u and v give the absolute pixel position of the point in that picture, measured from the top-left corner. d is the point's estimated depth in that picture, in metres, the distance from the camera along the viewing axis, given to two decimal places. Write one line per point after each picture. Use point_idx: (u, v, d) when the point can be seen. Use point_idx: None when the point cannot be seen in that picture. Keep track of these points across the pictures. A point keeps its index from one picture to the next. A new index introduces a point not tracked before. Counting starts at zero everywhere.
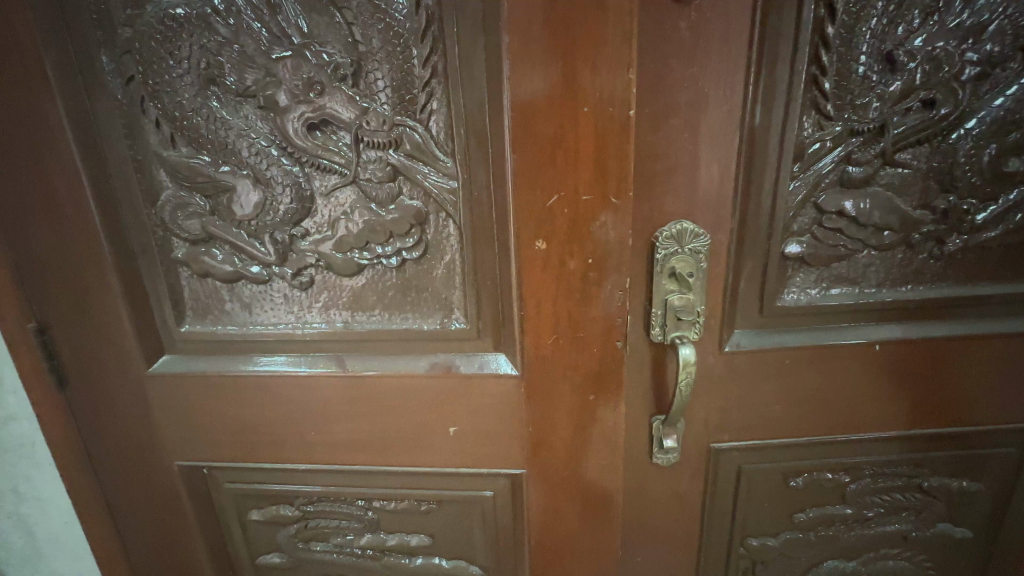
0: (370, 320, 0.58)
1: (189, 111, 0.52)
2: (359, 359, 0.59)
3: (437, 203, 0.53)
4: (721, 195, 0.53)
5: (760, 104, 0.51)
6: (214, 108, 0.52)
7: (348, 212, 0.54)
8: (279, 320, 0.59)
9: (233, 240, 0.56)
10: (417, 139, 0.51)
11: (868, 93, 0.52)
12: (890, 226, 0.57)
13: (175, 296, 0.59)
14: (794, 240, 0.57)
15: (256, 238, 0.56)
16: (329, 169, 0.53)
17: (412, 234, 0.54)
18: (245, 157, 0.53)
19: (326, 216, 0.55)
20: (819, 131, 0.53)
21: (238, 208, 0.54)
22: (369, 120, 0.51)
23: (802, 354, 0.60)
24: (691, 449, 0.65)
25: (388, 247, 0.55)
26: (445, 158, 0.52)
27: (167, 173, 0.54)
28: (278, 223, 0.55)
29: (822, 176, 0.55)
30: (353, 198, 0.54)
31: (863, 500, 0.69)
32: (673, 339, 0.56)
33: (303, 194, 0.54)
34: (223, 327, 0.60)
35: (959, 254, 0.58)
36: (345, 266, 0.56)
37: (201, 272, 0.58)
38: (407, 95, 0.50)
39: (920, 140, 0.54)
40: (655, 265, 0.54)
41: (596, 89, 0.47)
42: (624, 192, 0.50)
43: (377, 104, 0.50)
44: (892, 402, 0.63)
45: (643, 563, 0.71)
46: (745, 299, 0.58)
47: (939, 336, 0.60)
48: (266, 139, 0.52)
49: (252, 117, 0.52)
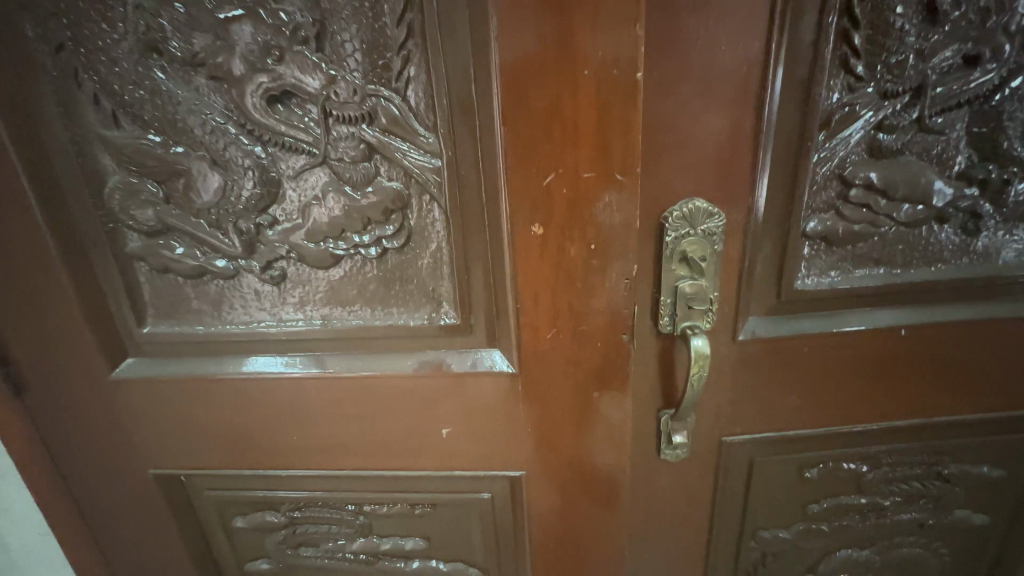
0: (352, 316, 0.53)
1: (131, 84, 0.45)
2: (341, 358, 0.54)
3: (419, 184, 0.47)
4: (737, 170, 0.48)
5: (782, 64, 0.45)
6: (160, 81, 0.45)
7: (320, 197, 0.48)
8: (251, 318, 0.54)
9: (192, 231, 0.50)
10: (394, 112, 0.45)
11: (905, 49, 0.46)
12: (922, 200, 0.51)
13: (136, 294, 0.53)
14: (816, 217, 0.51)
15: (217, 228, 0.50)
16: (296, 148, 0.47)
17: (392, 220, 0.49)
18: (199, 136, 0.47)
19: (296, 202, 0.49)
20: (848, 94, 0.47)
21: (197, 195, 0.49)
22: (338, 90, 0.45)
23: (821, 341, 0.56)
24: (700, 443, 0.61)
25: (366, 236, 0.49)
26: (427, 133, 0.46)
27: (113, 157, 0.48)
28: (241, 211, 0.49)
29: (849, 146, 0.49)
30: (324, 181, 0.48)
31: (879, 489, 0.66)
32: (684, 330, 0.51)
33: (268, 177, 0.48)
34: (190, 326, 0.55)
35: (995, 229, 0.54)
36: (319, 258, 0.50)
37: (162, 267, 0.52)
38: (379, 60, 0.44)
39: (959, 102, 0.48)
40: (664, 249, 0.49)
41: (599, 48, 0.40)
42: (631, 168, 0.44)
43: (346, 71, 0.44)
44: (915, 389, 0.59)
45: (649, 559, 0.68)
46: (762, 284, 0.53)
47: (968, 319, 0.56)
48: (221, 115, 0.46)
49: (204, 89, 0.45)
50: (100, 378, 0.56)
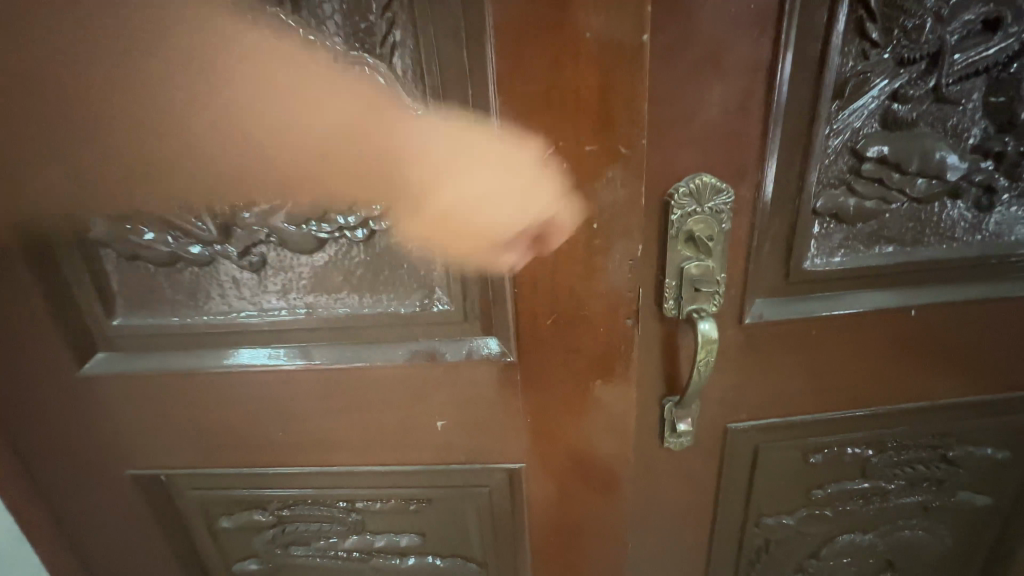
0: (339, 304, 0.50)
1: (87, 53, 0.41)
2: (329, 349, 0.51)
3: (408, 160, 0.44)
4: (745, 143, 0.45)
5: (795, 28, 0.42)
6: (118, 48, 0.41)
7: (301, 175, 0.45)
8: (231, 307, 0.50)
9: (163, 214, 0.46)
10: (379, 82, 0.42)
11: (924, 12, 0.43)
12: (936, 174, 0.49)
13: (92, 129, 0.43)
14: (827, 193, 0.49)
15: (190, 211, 0.46)
16: (273, 123, 0.43)
17: (379, 200, 0.45)
18: (165, 110, 0.43)
19: (274, 181, 0.45)
20: (863, 61, 0.44)
21: (166, 175, 0.45)
22: (317, 58, 0.41)
23: (829, 324, 0.54)
24: (704, 430, 0.59)
25: (351, 217, 0.46)
26: (416, 105, 0.42)
27: (70, 133, 0.44)
28: (215, 192, 0.45)
29: (862, 117, 0.46)
30: (305, 159, 0.44)
31: (883, 473, 0.65)
32: (690, 313, 0.49)
33: (243, 154, 0.44)
34: (165, 317, 0.51)
35: (1008, 204, 0.52)
36: (303, 243, 0.47)
37: (114, 93, 0.42)
38: (362, 24, 0.40)
39: (977, 70, 0.46)
40: (669, 228, 0.46)
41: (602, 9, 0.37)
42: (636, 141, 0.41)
43: (325, 37, 0.40)
44: (923, 370, 0.58)
45: (651, 548, 0.66)
46: (770, 264, 0.51)
47: (979, 298, 0.54)
48: (188, 86, 0.42)
49: (167, 57, 0.41)
50: (69, 375, 0.52)
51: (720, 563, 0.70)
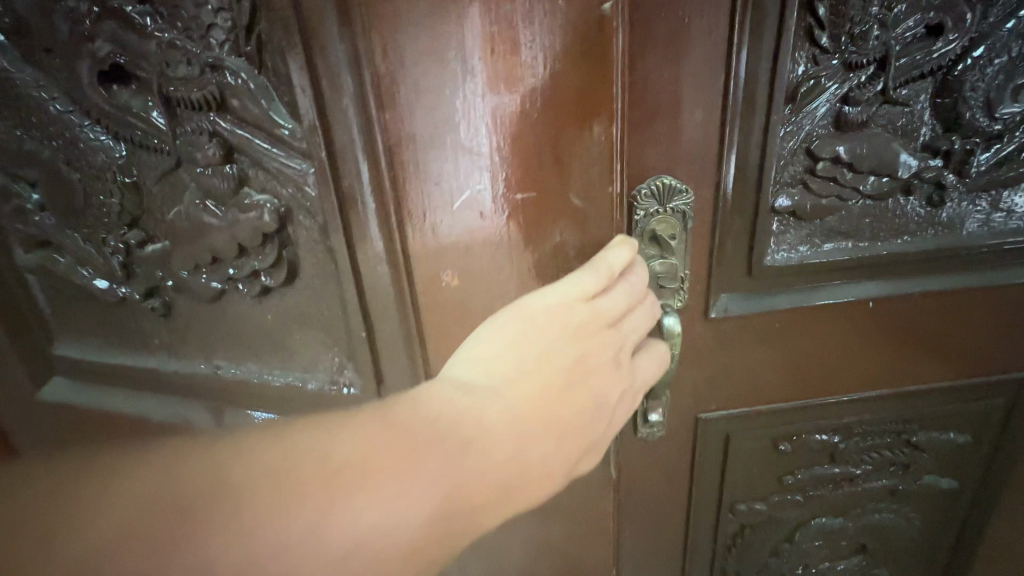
0: (296, 328, 0.58)
1: (28, 101, 0.53)
2: (292, 361, 0.60)
3: (295, 183, 0.49)
4: (705, 146, 0.48)
5: (748, 38, 0.44)
6: (49, 104, 0.52)
7: (188, 209, 0.53)
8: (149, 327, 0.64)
9: (82, 250, 0.60)
10: (243, 116, 0.48)
11: (870, 21, 0.45)
12: (888, 171, 0.51)
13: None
14: (784, 193, 0.52)
15: (98, 244, 0.59)
16: (156, 148, 0.51)
17: (269, 248, 0.53)
18: (80, 158, 0.55)
19: (166, 217, 0.55)
20: (814, 66, 0.47)
21: (76, 209, 0.58)
22: (188, 91, 0.47)
23: (791, 316, 0.56)
24: (677, 421, 0.61)
25: (245, 265, 0.54)
26: (289, 123, 0.46)
27: (11, 175, 0.58)
28: (114, 224, 0.57)
29: (815, 119, 0.49)
30: (225, 187, 0.51)
31: (851, 459, 0.68)
32: (656, 308, 0.52)
33: (136, 185, 0.54)
34: (113, 348, 0.67)
35: (959, 199, 0.54)
36: (277, 276, 0.54)
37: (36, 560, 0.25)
38: (205, 52, 0.45)
39: (923, 72, 0.48)
40: (635, 227, 0.49)
41: (497, 68, 0.39)
42: (590, 193, 0.44)
43: (196, 72, 0.47)
44: (883, 360, 0.61)
45: (632, 536, 0.69)
46: (732, 259, 0.53)
47: (935, 289, 0.57)
48: (97, 135, 0.53)
49: (76, 113, 0.52)
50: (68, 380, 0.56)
51: (697, 550, 0.73)
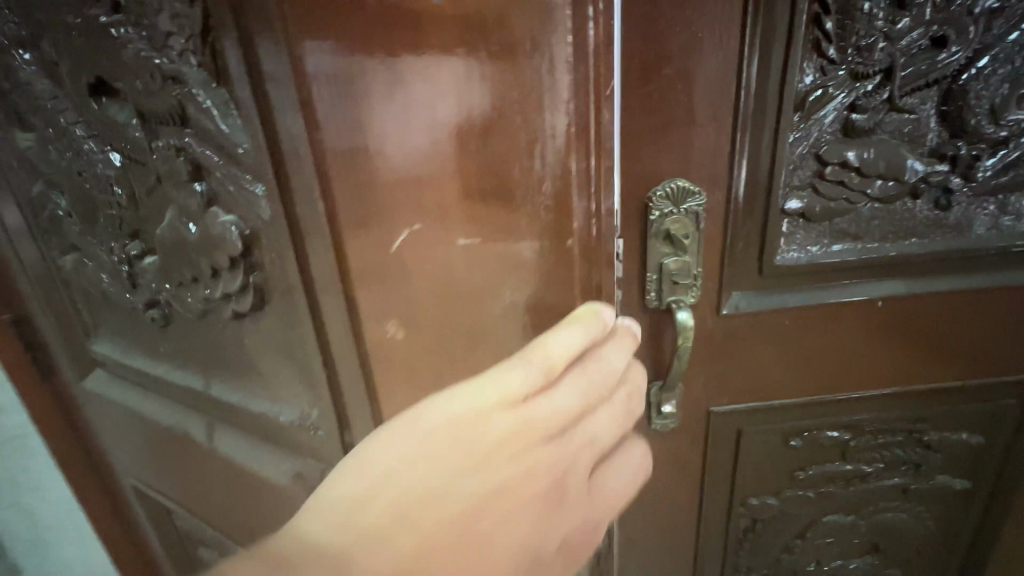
0: (267, 355, 0.56)
1: (48, 116, 0.56)
2: (268, 389, 0.58)
3: (254, 204, 0.46)
4: (717, 151, 0.51)
5: (758, 50, 0.48)
6: (63, 120, 0.55)
7: (168, 224, 0.52)
8: (152, 336, 0.64)
9: (98, 258, 0.62)
10: (204, 126, 0.45)
11: (875, 33, 0.48)
12: (894, 175, 0.54)
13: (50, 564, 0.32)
14: (794, 195, 0.54)
15: (107, 253, 0.61)
16: (141, 161, 0.51)
17: (236, 274, 0.50)
18: (88, 169, 0.57)
19: (154, 231, 0.55)
20: (822, 76, 0.50)
21: (90, 220, 0.60)
22: (160, 103, 0.46)
23: (801, 313, 0.59)
24: (689, 414, 0.64)
25: (219, 288, 0.53)
26: (243, 138, 0.43)
27: (38, 185, 0.62)
28: (118, 235, 0.59)
29: (823, 126, 0.52)
30: (196, 205, 0.49)
31: (862, 456, 0.70)
32: (669, 303, 0.55)
33: (131, 197, 0.55)
34: (123, 355, 0.68)
35: (967, 203, 0.56)
36: (244, 301, 0.52)
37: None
38: (167, 65, 0.44)
39: (928, 81, 0.51)
40: (650, 227, 0.52)
41: (456, 99, 0.38)
42: (557, 233, 0.43)
43: (163, 83, 0.45)
44: (893, 359, 0.63)
45: (645, 527, 0.71)
46: (744, 259, 0.56)
47: (944, 290, 0.59)
48: (99, 147, 0.54)
49: (81, 127, 0.54)
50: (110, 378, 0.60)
51: (709, 543, 0.75)
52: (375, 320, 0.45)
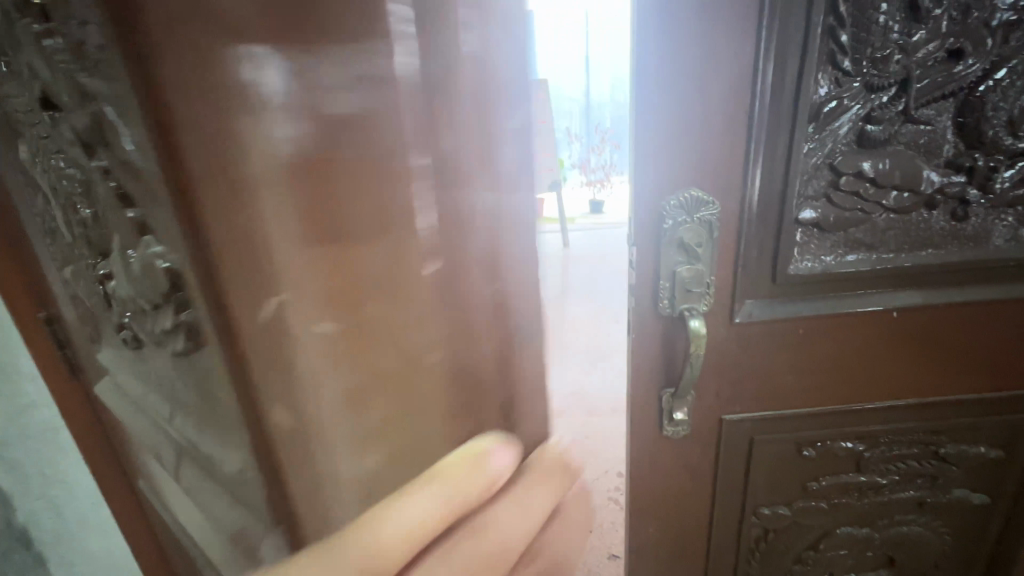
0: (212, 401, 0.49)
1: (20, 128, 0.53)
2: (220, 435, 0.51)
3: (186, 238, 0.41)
4: (731, 160, 0.51)
5: (773, 62, 0.48)
6: (32, 130, 0.52)
7: (117, 249, 0.48)
8: (112, 363, 0.59)
9: (70, 276, 0.58)
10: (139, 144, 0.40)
11: (890, 46, 0.49)
12: (909, 186, 0.54)
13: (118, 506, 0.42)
14: (808, 205, 0.55)
15: (75, 271, 0.56)
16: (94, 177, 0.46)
17: (173, 312, 0.45)
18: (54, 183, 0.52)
19: (109, 254, 0.49)
20: (837, 88, 0.50)
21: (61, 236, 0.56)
22: (100, 117, 0.41)
23: (815, 323, 0.59)
24: (702, 422, 0.64)
25: (156, 322, 0.47)
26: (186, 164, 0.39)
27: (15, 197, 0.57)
28: (83, 254, 0.54)
29: (838, 137, 0.52)
30: (136, 233, 0.44)
31: (877, 468, 0.69)
32: (682, 311, 0.56)
33: (89, 216, 0.50)
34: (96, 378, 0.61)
35: (984, 214, 0.56)
36: (178, 343, 0.46)
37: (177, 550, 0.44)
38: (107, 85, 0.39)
39: (944, 93, 0.51)
40: (663, 235, 0.53)
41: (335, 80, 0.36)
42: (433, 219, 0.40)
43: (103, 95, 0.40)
44: (908, 370, 0.62)
45: (656, 535, 0.71)
46: (757, 268, 0.56)
47: (961, 301, 0.58)
48: (61, 161, 0.50)
49: (47, 140, 0.50)
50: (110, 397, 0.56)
51: (720, 552, 0.74)
52: (304, 317, 0.42)
